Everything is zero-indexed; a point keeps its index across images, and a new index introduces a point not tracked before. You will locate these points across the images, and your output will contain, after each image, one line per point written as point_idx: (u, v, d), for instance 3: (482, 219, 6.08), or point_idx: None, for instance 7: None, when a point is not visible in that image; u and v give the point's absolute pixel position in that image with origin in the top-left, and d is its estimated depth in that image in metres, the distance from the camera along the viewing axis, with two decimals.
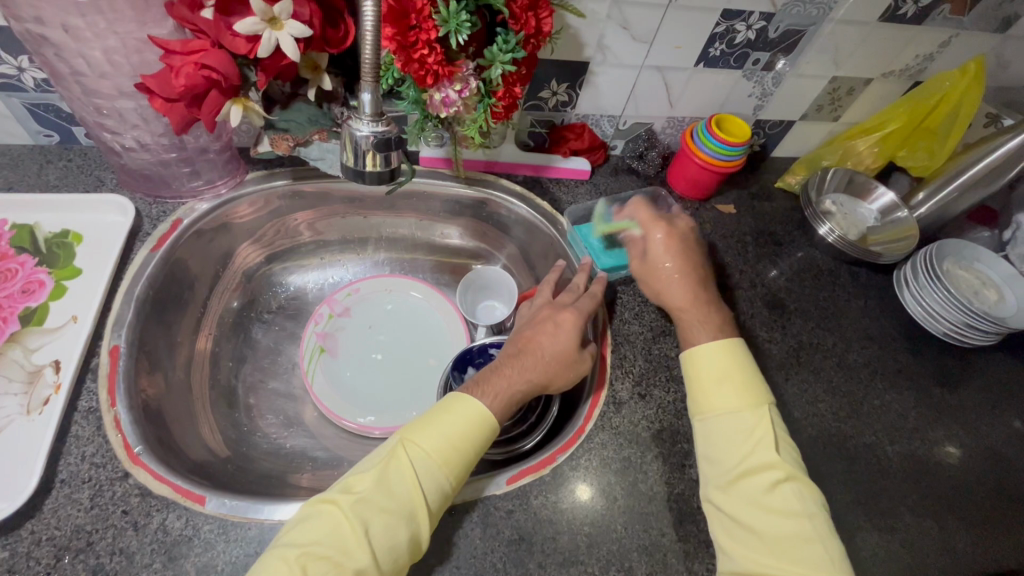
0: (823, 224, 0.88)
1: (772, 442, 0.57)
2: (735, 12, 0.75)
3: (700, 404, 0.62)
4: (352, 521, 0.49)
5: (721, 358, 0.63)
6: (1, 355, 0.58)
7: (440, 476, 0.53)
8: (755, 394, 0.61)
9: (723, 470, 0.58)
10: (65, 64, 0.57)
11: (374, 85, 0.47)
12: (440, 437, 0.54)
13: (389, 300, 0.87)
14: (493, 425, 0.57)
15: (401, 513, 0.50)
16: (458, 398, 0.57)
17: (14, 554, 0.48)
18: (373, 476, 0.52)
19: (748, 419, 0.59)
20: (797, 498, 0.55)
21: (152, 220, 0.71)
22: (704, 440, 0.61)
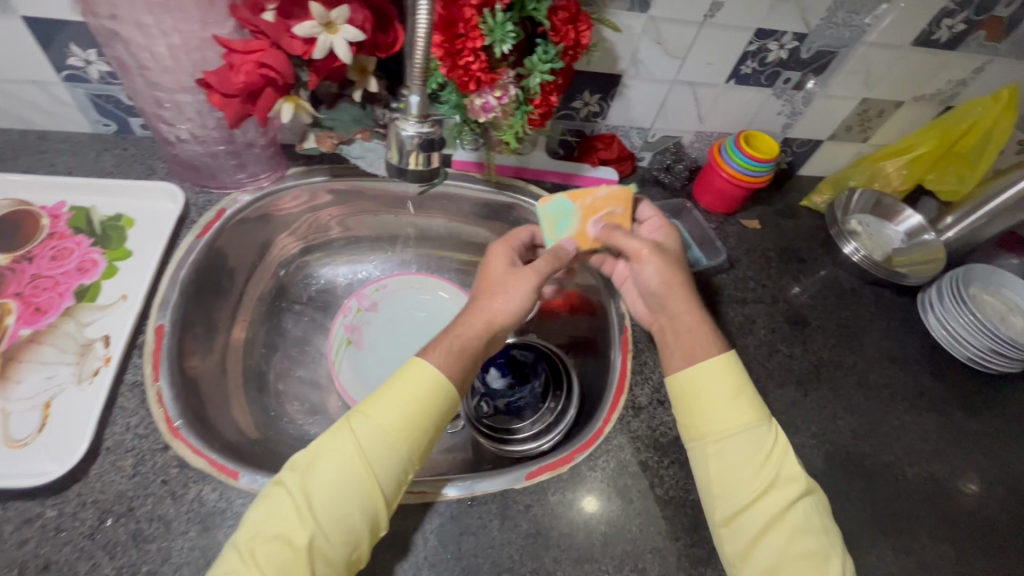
0: (848, 243, 0.88)
1: (780, 458, 0.58)
2: (769, 31, 0.77)
3: (712, 427, 0.60)
4: (297, 496, 0.50)
5: (729, 377, 0.61)
6: (56, 328, 0.62)
7: (387, 443, 0.53)
8: (758, 409, 0.61)
9: (737, 494, 0.57)
10: (132, 58, 0.61)
11: (422, 89, 0.50)
12: (387, 408, 0.54)
13: (414, 296, 0.90)
14: (446, 388, 0.57)
15: (346, 482, 0.51)
16: (409, 366, 0.58)
17: (61, 514, 0.51)
18: (319, 450, 0.53)
19: (758, 437, 0.59)
20: (814, 514, 0.56)
21: (199, 208, 0.75)
22: (716, 464, 0.59)
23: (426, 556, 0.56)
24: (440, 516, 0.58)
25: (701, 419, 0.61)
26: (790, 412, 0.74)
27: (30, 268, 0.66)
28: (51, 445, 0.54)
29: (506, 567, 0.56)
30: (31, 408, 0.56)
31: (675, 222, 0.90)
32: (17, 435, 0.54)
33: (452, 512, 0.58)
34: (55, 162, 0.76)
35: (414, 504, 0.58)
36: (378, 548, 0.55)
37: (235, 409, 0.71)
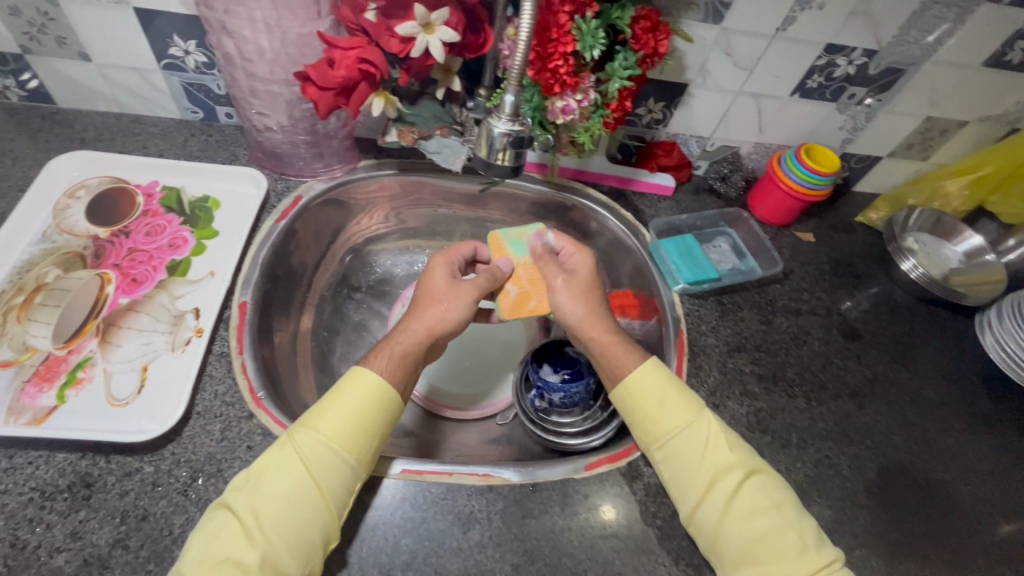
0: (906, 260, 0.90)
1: (723, 446, 0.61)
2: (839, 47, 0.78)
3: (655, 431, 0.62)
4: (245, 516, 0.50)
5: (660, 380, 0.64)
6: (151, 299, 0.65)
7: (333, 454, 0.54)
8: (694, 403, 0.64)
9: (692, 489, 0.59)
10: (237, 50, 0.65)
11: (517, 89, 0.53)
12: (327, 418, 0.56)
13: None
14: (388, 392, 0.59)
15: (294, 496, 0.51)
16: (352, 376, 0.59)
17: (158, 471, 0.55)
18: (264, 467, 0.53)
19: (697, 431, 0.62)
20: (760, 492, 0.58)
21: (278, 194, 0.78)
22: (667, 465, 0.61)
23: (491, 536, 0.58)
24: (504, 499, 0.60)
25: (644, 424, 0.63)
26: (843, 424, 0.74)
27: (127, 241, 0.70)
28: (149, 406, 0.58)
29: (566, 551, 0.58)
30: (130, 370, 0.60)
31: (728, 230, 0.92)
32: (118, 394, 0.58)
33: (514, 496, 0.61)
34: (147, 144, 0.80)
35: (479, 486, 0.60)
36: (446, 525, 0.57)
37: (304, 387, 0.74)
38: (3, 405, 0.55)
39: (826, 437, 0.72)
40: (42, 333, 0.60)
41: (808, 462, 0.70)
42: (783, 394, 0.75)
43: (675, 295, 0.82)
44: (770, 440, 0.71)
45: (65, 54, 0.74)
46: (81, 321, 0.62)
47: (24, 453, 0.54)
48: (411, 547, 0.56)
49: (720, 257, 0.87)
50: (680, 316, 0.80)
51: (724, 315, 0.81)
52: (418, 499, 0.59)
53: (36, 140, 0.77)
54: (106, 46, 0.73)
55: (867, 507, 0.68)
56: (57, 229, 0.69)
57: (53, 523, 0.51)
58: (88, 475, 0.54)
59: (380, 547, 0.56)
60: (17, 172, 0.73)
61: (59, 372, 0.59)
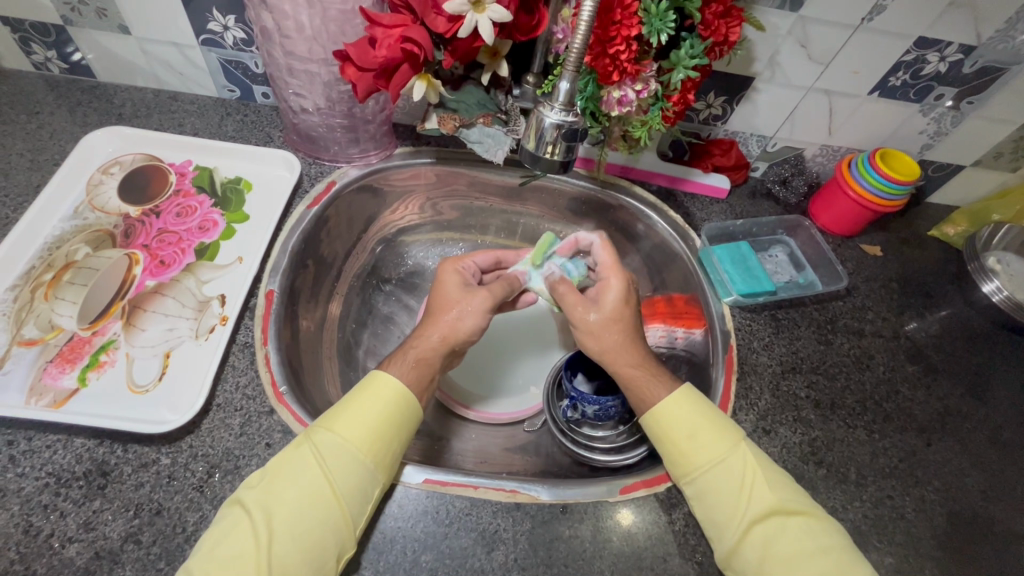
0: (988, 281, 0.84)
1: (760, 481, 0.56)
2: (931, 40, 0.70)
3: (685, 463, 0.58)
4: (257, 518, 0.47)
5: (692, 408, 0.60)
6: (177, 283, 0.63)
7: (352, 460, 0.51)
8: (728, 432, 0.59)
9: (723, 528, 0.55)
10: (275, 25, 0.61)
11: (574, 76, 0.48)
12: (346, 420, 0.53)
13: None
14: (408, 397, 0.56)
15: (309, 501, 0.48)
16: (370, 378, 0.56)
17: (175, 463, 0.53)
18: (279, 467, 0.50)
19: (736, 462, 0.57)
20: (809, 533, 0.53)
21: (311, 178, 0.75)
22: (697, 502, 0.56)
23: (517, 558, 0.54)
24: (531, 519, 0.56)
25: (679, 454, 0.58)
26: (909, 461, 0.67)
27: (157, 222, 0.68)
28: (170, 395, 0.56)
29: None
30: (153, 356, 0.58)
31: (787, 239, 0.85)
32: (139, 380, 0.56)
33: (543, 517, 0.56)
34: (183, 123, 0.78)
35: (506, 503, 0.56)
36: (469, 543, 0.54)
37: (328, 382, 0.71)
38: (25, 385, 0.54)
39: (889, 475, 0.66)
40: (68, 312, 0.59)
41: (868, 501, 0.63)
42: (842, 423, 0.68)
43: (725, 307, 0.76)
44: (826, 474, 0.64)
45: (105, 27, 0.72)
46: (107, 302, 0.61)
47: (43, 436, 0.52)
48: (431, 565, 0.52)
49: (776, 267, 0.81)
50: (730, 330, 0.74)
51: (779, 332, 0.75)
52: (440, 513, 0.55)
53: (74, 114, 0.76)
54: (145, 19, 0.71)
55: (935, 557, 0.61)
56: (89, 206, 0.67)
57: (67, 511, 0.49)
58: (105, 464, 0.52)
59: (398, 561, 0.52)
60: (53, 145, 0.72)
61: (82, 354, 0.57)
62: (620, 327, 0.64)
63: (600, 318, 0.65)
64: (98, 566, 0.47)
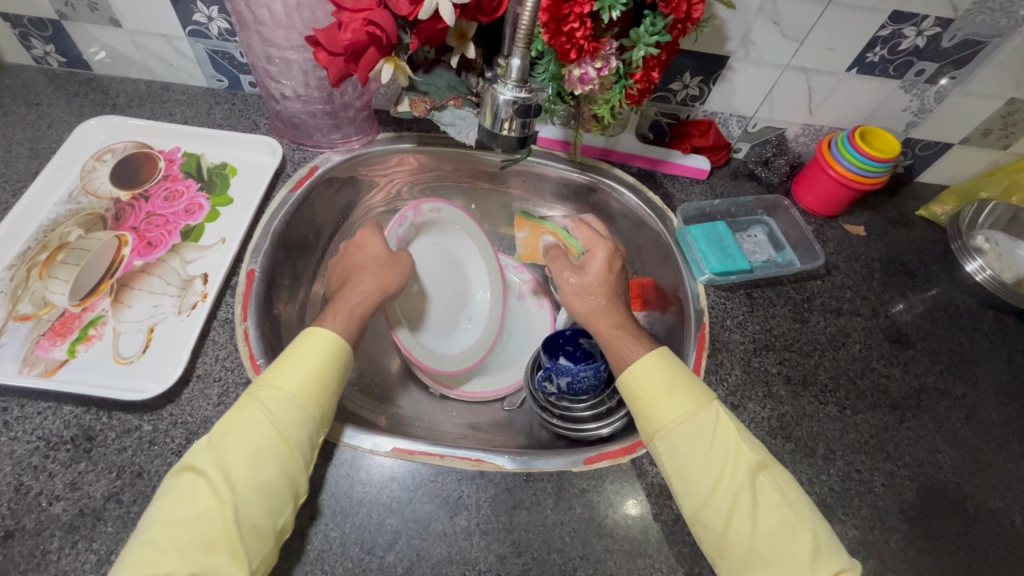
0: (972, 260, 0.83)
1: (729, 438, 0.56)
2: (906, 14, 0.69)
3: (660, 421, 0.57)
4: (213, 474, 0.48)
5: (664, 367, 0.60)
6: (164, 262, 0.66)
7: (295, 411, 0.53)
8: (698, 388, 0.59)
9: (695, 483, 0.54)
10: (251, 14, 0.64)
11: (525, 52, 0.49)
12: (290, 374, 0.55)
13: (463, 239, 0.88)
14: (344, 352, 0.59)
15: (264, 452, 0.50)
16: (303, 340, 0.58)
17: (156, 429, 0.56)
18: (223, 429, 0.51)
19: (708, 416, 0.57)
20: (773, 485, 0.54)
21: (294, 163, 0.78)
22: (670, 460, 0.56)
23: (478, 523, 0.55)
24: (494, 486, 0.58)
25: (653, 411, 0.58)
26: (881, 437, 0.67)
27: (146, 205, 0.71)
28: (154, 365, 0.59)
29: (556, 548, 0.55)
30: (137, 331, 0.61)
31: (767, 219, 0.85)
32: (124, 352, 0.59)
33: (507, 484, 0.58)
34: (173, 112, 0.81)
35: (470, 470, 0.58)
36: (433, 508, 0.56)
37: None
38: (18, 355, 0.58)
39: (859, 450, 0.66)
40: (60, 290, 0.62)
41: (835, 475, 0.64)
42: (813, 400, 0.69)
43: (700, 286, 0.76)
44: (793, 448, 0.65)
45: (97, 20, 0.75)
46: (97, 280, 0.64)
47: (35, 403, 0.56)
48: (395, 528, 0.54)
49: (755, 248, 0.81)
50: (703, 309, 0.75)
51: (754, 310, 0.75)
52: (406, 478, 0.57)
53: (71, 105, 0.80)
54: (134, 11, 0.74)
55: (901, 530, 0.61)
56: (83, 191, 0.71)
57: (55, 472, 0.53)
58: (91, 430, 0.55)
59: (363, 524, 0.54)
60: (51, 134, 0.76)
61: (73, 328, 0.60)
62: (604, 289, 0.70)
63: (587, 279, 0.71)
64: (82, 522, 0.51)
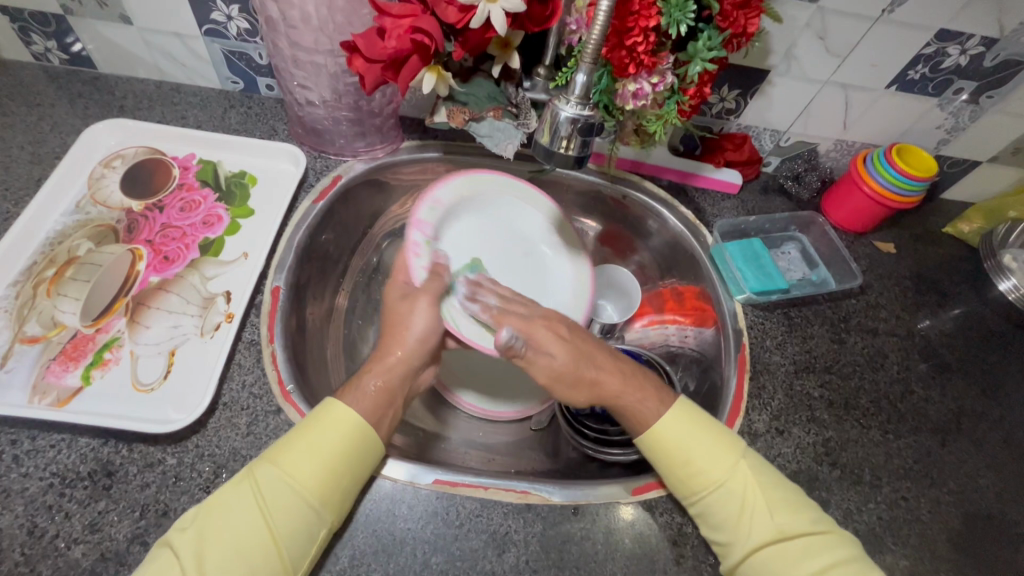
0: (1005, 278, 0.82)
1: (763, 504, 0.53)
2: (952, 33, 0.68)
3: (688, 486, 0.55)
4: (185, 563, 0.43)
5: (691, 424, 0.57)
6: (182, 279, 0.62)
7: (294, 501, 0.47)
8: (729, 449, 0.56)
9: (727, 546, 0.53)
10: (281, 15, 0.60)
11: (591, 67, 0.46)
12: (298, 458, 0.49)
13: (506, 199, 0.79)
14: (366, 434, 0.52)
15: (243, 546, 0.45)
16: (321, 418, 0.51)
17: (181, 463, 0.52)
18: (210, 509, 0.46)
19: (741, 477, 0.54)
20: (819, 546, 0.51)
21: (317, 173, 0.74)
22: (707, 519, 0.54)
23: (527, 560, 0.53)
24: (542, 521, 0.55)
25: (685, 472, 0.55)
26: (924, 462, 0.66)
27: (160, 216, 0.66)
28: (176, 393, 0.55)
29: None
30: (157, 354, 0.57)
31: (799, 235, 0.84)
32: (144, 378, 0.55)
33: (555, 518, 0.55)
34: (185, 115, 0.76)
35: (517, 504, 0.55)
36: (480, 545, 0.53)
37: (335, 376, 0.70)
38: (28, 383, 0.53)
39: (904, 476, 0.65)
40: (70, 309, 0.58)
41: (882, 503, 0.63)
42: (856, 424, 0.68)
43: (737, 304, 0.75)
44: (840, 475, 0.64)
45: (106, 16, 0.70)
46: (111, 298, 0.60)
47: (47, 435, 0.52)
48: (441, 566, 0.51)
49: (789, 265, 0.80)
50: (742, 328, 0.73)
51: (792, 330, 0.74)
52: (450, 513, 0.54)
53: (75, 106, 0.74)
54: (147, 7, 0.69)
55: (950, 559, 0.60)
56: (92, 201, 0.66)
57: (72, 512, 0.48)
58: (110, 464, 0.51)
59: (408, 564, 0.51)
60: (54, 138, 0.71)
61: (86, 351, 0.56)
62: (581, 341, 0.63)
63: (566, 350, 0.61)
64: (104, 568, 0.47)
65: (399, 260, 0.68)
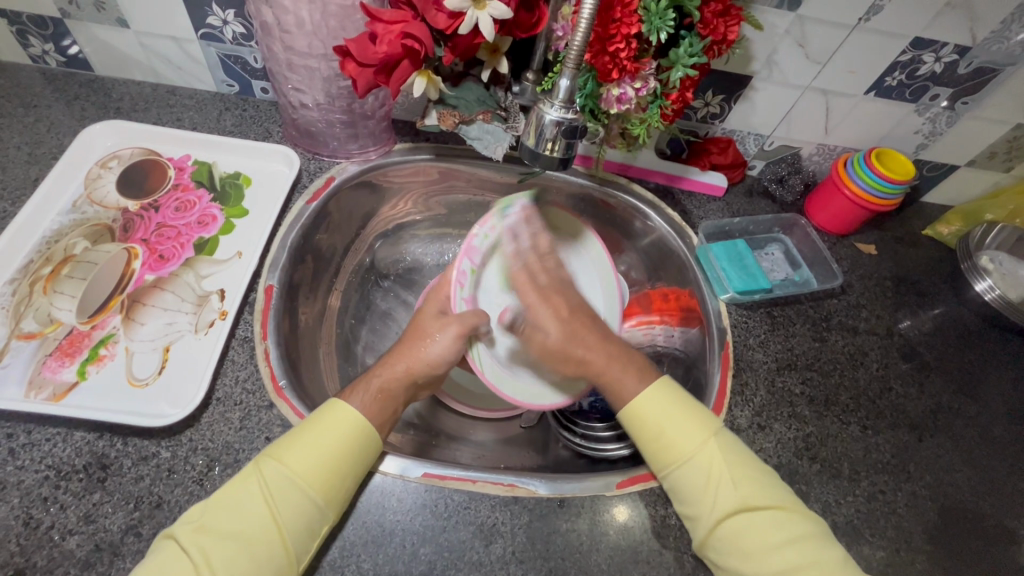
0: (981, 279, 0.84)
1: (728, 477, 0.55)
2: (927, 41, 0.71)
3: (660, 459, 0.58)
4: (191, 559, 0.44)
5: (668, 399, 0.60)
6: (177, 277, 0.63)
7: (300, 497, 0.48)
8: (700, 425, 0.58)
9: (695, 520, 0.55)
10: (275, 20, 0.61)
11: (574, 72, 0.48)
12: (305, 455, 0.50)
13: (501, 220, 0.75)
14: (369, 432, 0.53)
15: (249, 541, 0.46)
16: (325, 414, 0.53)
17: (175, 456, 0.53)
18: (215, 504, 0.48)
19: (710, 452, 0.56)
20: (782, 523, 0.53)
21: (311, 174, 0.75)
22: (676, 490, 0.56)
23: (514, 551, 0.54)
24: (529, 513, 0.56)
25: (658, 444, 0.58)
26: (902, 457, 0.68)
27: (156, 216, 0.67)
28: (171, 388, 0.56)
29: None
30: (152, 350, 0.58)
31: (783, 237, 0.86)
32: (138, 374, 0.56)
33: (541, 511, 0.57)
34: (181, 117, 0.77)
35: (504, 497, 0.57)
36: (467, 536, 0.54)
37: (327, 373, 0.71)
38: (24, 378, 0.54)
39: (881, 469, 0.67)
40: (66, 306, 0.59)
41: (861, 496, 0.64)
42: (836, 420, 0.69)
43: (722, 304, 0.77)
44: (819, 469, 0.66)
45: (103, 20, 0.72)
46: (107, 295, 0.61)
47: (43, 429, 0.53)
48: (430, 557, 0.53)
49: (772, 265, 0.82)
50: (726, 327, 0.75)
51: (775, 329, 0.76)
52: (439, 506, 0.55)
53: (72, 108, 0.76)
54: (143, 11, 0.71)
55: (925, 550, 0.62)
56: (88, 200, 0.67)
57: (67, 504, 0.49)
58: (105, 457, 0.52)
59: (397, 554, 0.52)
60: (51, 139, 0.72)
61: (82, 348, 0.57)
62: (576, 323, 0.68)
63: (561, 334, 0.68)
64: (98, 559, 0.48)
65: (443, 284, 0.70)
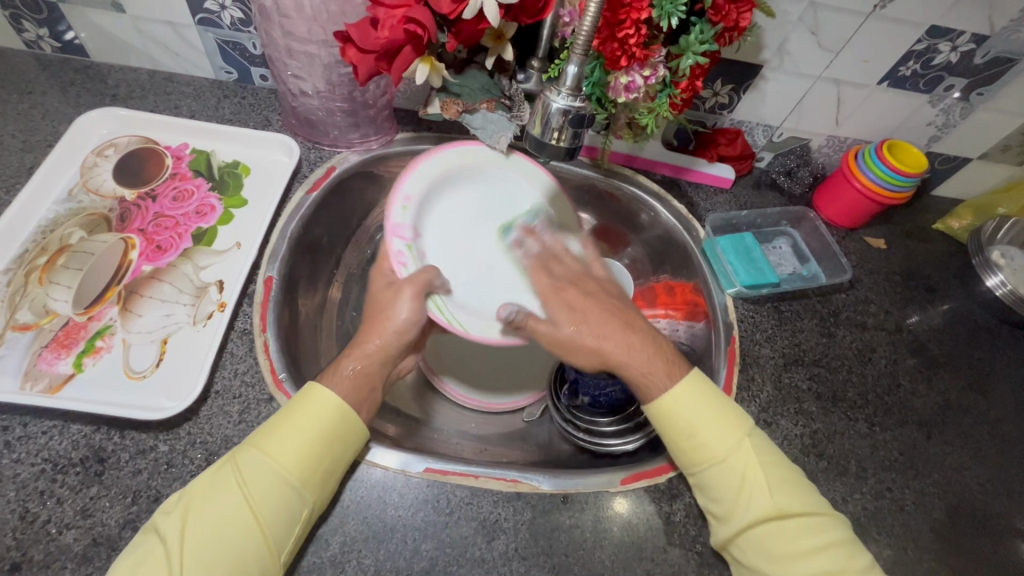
0: (992, 274, 0.82)
1: (761, 479, 0.54)
2: (943, 29, 0.69)
3: (689, 458, 0.56)
4: (170, 548, 0.44)
5: (699, 398, 0.57)
6: (174, 268, 0.62)
7: (277, 484, 0.47)
8: (733, 424, 0.56)
9: (723, 520, 0.54)
10: (274, 4, 0.60)
11: (582, 59, 0.47)
12: (283, 441, 0.49)
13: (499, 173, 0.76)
14: (347, 416, 0.52)
15: (226, 529, 0.45)
16: (303, 402, 0.51)
17: (173, 450, 0.52)
18: (194, 493, 0.47)
19: (743, 454, 0.55)
20: (812, 526, 0.52)
21: (311, 163, 0.74)
22: (706, 488, 0.55)
23: (517, 547, 0.54)
24: (531, 509, 0.56)
25: (689, 444, 0.56)
26: (909, 454, 0.67)
27: (153, 206, 0.66)
28: (169, 381, 0.55)
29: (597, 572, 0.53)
30: (149, 342, 0.57)
31: (791, 230, 0.84)
32: (135, 366, 0.56)
33: (544, 507, 0.56)
34: (179, 104, 0.76)
35: (507, 492, 0.56)
36: (470, 532, 0.54)
37: (327, 365, 0.70)
38: (19, 370, 0.53)
39: (889, 467, 0.66)
40: (63, 297, 0.58)
41: (868, 494, 0.64)
42: (843, 417, 0.68)
43: (729, 298, 0.76)
44: (826, 466, 0.65)
45: (98, 4, 0.70)
46: (103, 286, 0.60)
47: (38, 422, 0.52)
48: (431, 553, 0.52)
49: (780, 259, 0.80)
50: (732, 322, 0.74)
51: (782, 323, 0.75)
52: (440, 502, 0.55)
53: (68, 95, 0.74)
54: None
55: (933, 550, 0.61)
56: (83, 189, 0.66)
57: (63, 498, 0.49)
58: (102, 450, 0.51)
59: (399, 551, 0.52)
60: (46, 126, 0.71)
61: (77, 339, 0.56)
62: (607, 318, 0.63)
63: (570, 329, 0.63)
64: (95, 553, 0.47)
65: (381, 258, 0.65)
